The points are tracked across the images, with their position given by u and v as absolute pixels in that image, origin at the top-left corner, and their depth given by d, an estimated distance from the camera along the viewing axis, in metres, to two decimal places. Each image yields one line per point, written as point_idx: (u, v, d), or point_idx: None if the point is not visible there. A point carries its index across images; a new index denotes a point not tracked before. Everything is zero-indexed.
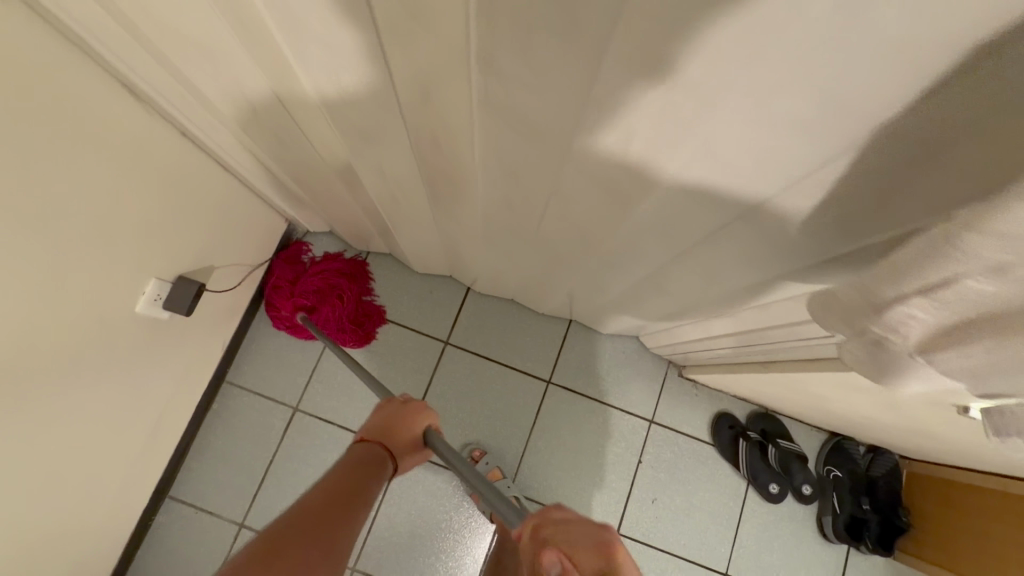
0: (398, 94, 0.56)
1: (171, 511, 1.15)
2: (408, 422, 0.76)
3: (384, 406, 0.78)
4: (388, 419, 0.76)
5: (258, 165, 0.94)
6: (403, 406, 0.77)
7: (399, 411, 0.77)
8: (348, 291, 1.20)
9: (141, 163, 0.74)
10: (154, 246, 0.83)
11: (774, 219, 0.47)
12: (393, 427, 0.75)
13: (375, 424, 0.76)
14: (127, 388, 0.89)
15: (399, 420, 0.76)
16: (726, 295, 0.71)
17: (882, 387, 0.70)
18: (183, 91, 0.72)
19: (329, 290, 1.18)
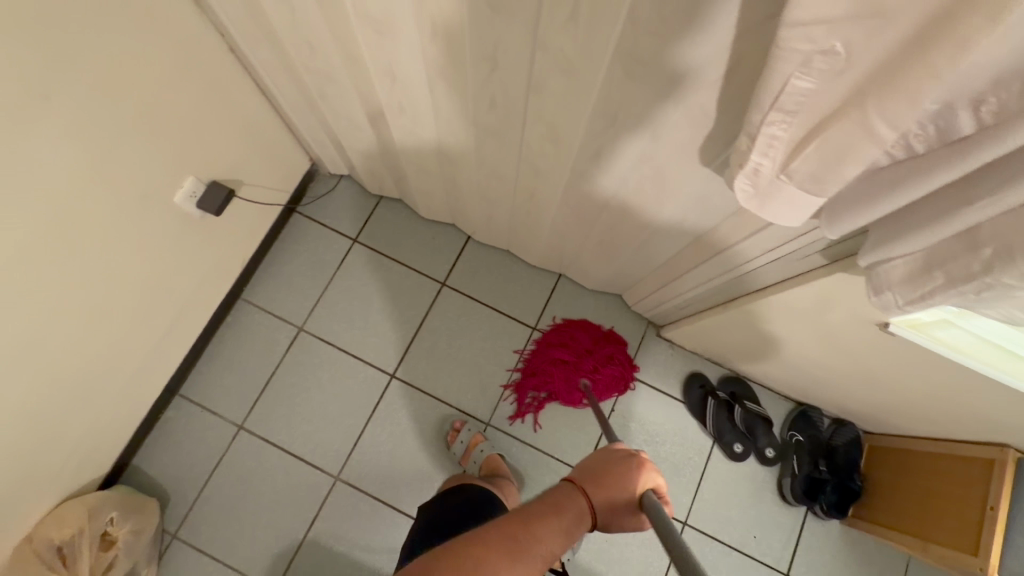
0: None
1: (180, 408, 1.22)
2: (627, 476, 0.65)
3: (606, 451, 0.68)
4: (606, 467, 0.66)
5: (287, 95, 1.05)
6: (634, 462, 0.67)
7: (622, 461, 0.66)
8: (586, 356, 1.26)
9: (191, 65, 0.87)
10: (194, 144, 0.95)
11: (692, 97, 0.55)
12: (609, 475, 0.65)
13: (590, 464, 0.67)
14: (156, 272, 1.00)
15: (619, 475, 0.65)
16: (680, 212, 0.79)
17: (814, 310, 0.79)
18: (226, 7, 0.83)
19: (565, 364, 1.26)
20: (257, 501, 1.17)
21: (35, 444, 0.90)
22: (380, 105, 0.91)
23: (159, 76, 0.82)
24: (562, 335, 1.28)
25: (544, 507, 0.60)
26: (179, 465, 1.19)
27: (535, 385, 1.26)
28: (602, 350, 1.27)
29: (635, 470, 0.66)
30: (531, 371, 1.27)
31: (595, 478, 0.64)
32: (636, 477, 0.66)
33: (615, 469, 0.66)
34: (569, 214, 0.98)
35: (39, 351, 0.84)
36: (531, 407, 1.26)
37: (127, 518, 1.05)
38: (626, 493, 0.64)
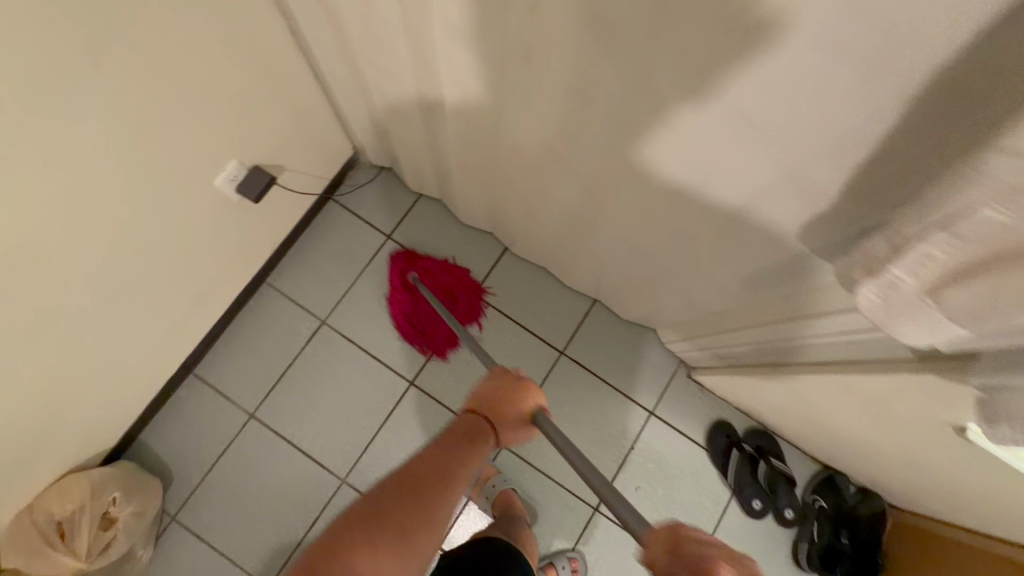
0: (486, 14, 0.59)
1: (192, 388, 1.18)
2: (518, 399, 0.78)
3: (493, 377, 0.80)
4: (498, 394, 0.79)
5: (342, 82, 0.98)
6: (522, 383, 0.79)
7: (511, 386, 0.79)
8: (450, 285, 1.25)
9: (249, 45, 0.81)
10: (241, 127, 0.90)
11: (811, 175, 0.49)
12: (502, 403, 0.78)
13: (484, 395, 0.79)
14: (186, 253, 0.96)
15: (512, 400, 0.78)
16: (753, 274, 0.73)
17: (881, 399, 0.73)
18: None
19: (438, 291, 1.24)
20: (260, 493, 1.15)
21: (45, 416, 0.87)
22: (445, 109, 0.85)
23: (214, 52, 0.76)
24: (430, 262, 1.26)
25: (453, 442, 0.72)
26: (185, 447, 1.16)
27: (422, 327, 1.23)
28: (458, 280, 1.26)
29: (524, 390, 0.79)
30: (402, 294, 1.24)
31: (492, 408, 0.78)
32: (524, 395, 0.79)
33: (508, 395, 0.78)
34: (625, 248, 0.92)
35: (58, 324, 0.80)
36: (444, 344, 1.23)
37: (130, 501, 1.02)
38: (520, 411, 0.78)
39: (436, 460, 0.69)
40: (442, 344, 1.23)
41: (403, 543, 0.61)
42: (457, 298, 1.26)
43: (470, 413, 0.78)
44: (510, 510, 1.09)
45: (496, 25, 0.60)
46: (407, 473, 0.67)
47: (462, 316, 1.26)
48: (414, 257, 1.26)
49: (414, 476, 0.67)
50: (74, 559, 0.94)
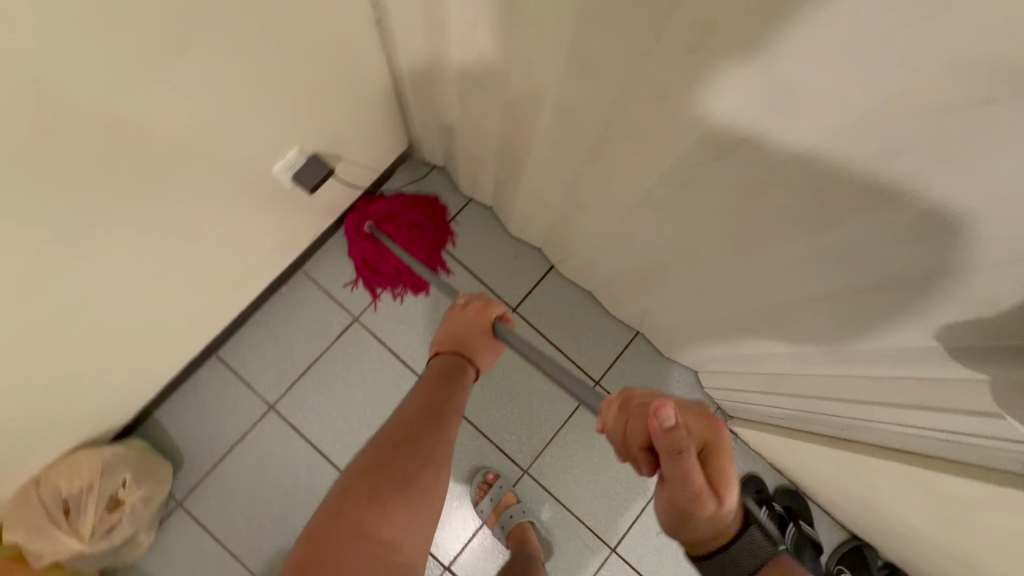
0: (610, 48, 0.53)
1: (214, 371, 1.14)
2: (475, 319, 0.77)
3: (452, 311, 0.79)
4: (461, 322, 0.77)
5: (413, 80, 0.92)
6: (477, 305, 0.79)
7: (466, 312, 0.78)
8: (411, 220, 1.18)
9: (329, 33, 0.75)
10: (306, 116, 0.84)
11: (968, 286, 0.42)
12: (465, 329, 0.77)
13: (449, 330, 0.77)
14: (230, 239, 0.91)
15: (470, 322, 0.77)
16: (844, 354, 0.67)
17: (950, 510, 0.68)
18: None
19: (400, 229, 1.16)
20: (271, 490, 1.10)
21: (55, 399, 0.83)
22: (526, 133, 0.78)
23: (285, 40, 0.69)
24: (386, 201, 1.17)
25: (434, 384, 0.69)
26: (199, 433, 1.11)
27: (389, 273, 1.17)
28: (417, 211, 1.19)
29: (479, 308, 0.78)
30: (361, 244, 1.15)
31: (458, 339, 0.76)
32: (482, 313, 0.78)
33: (469, 317, 0.77)
34: (694, 300, 0.85)
35: (85, 308, 0.75)
36: (415, 285, 1.18)
37: (141, 484, 0.98)
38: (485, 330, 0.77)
39: (423, 404, 0.66)
40: (420, 281, 1.18)
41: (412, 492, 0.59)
42: (425, 230, 1.20)
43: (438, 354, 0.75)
44: (525, 546, 1.06)
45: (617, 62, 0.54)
46: (397, 424, 0.64)
47: (431, 246, 1.21)
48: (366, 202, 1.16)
49: (404, 428, 0.64)
50: (78, 541, 0.91)
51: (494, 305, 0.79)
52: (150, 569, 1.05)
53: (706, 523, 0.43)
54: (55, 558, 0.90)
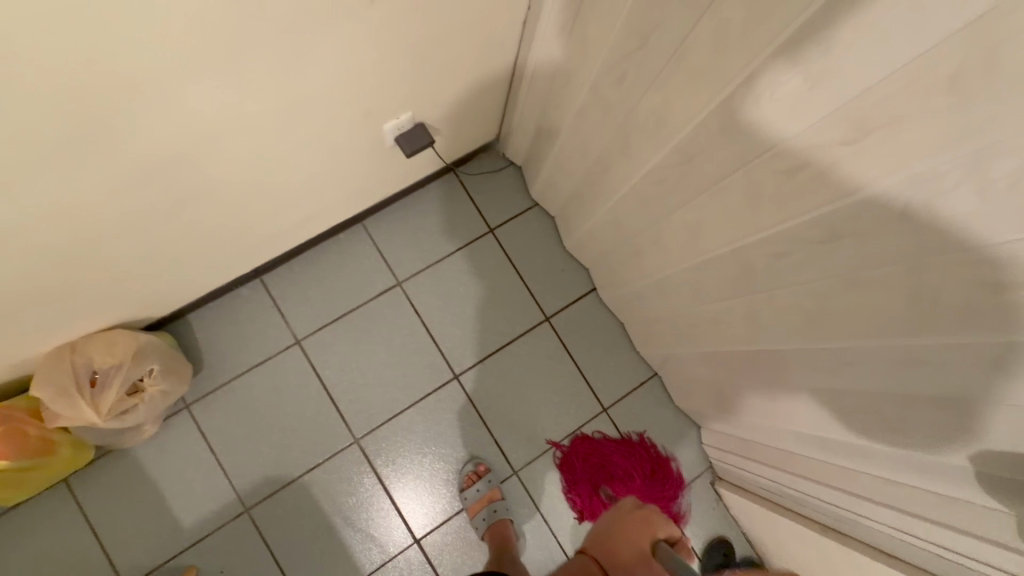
0: (746, 119, 0.58)
1: (255, 292, 1.17)
2: (636, 526, 0.80)
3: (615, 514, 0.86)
4: (621, 529, 0.81)
5: (535, 82, 0.96)
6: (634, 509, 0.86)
7: (630, 514, 0.84)
8: (638, 480, 1.20)
9: (481, 26, 0.80)
10: (429, 89, 0.88)
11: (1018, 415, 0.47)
12: (618, 531, 0.81)
13: (606, 533, 0.81)
14: (318, 177, 0.95)
15: (626, 530, 0.80)
16: (865, 451, 0.71)
17: None
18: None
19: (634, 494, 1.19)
20: (274, 419, 1.13)
21: (120, 275, 0.86)
22: (633, 162, 0.83)
23: (446, 15, 0.73)
24: (624, 460, 1.21)
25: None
26: (226, 345, 1.15)
27: (590, 489, 1.19)
28: (649, 477, 1.21)
29: (637, 517, 0.83)
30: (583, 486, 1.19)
31: (605, 545, 0.79)
32: (643, 523, 0.81)
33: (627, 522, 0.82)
34: (734, 361, 0.89)
35: (182, 204, 0.79)
36: (592, 510, 1.18)
37: (164, 378, 1.01)
38: (634, 549, 0.77)
39: None
40: None
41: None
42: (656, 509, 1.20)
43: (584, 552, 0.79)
44: (502, 543, 1.09)
45: (747, 133, 0.58)
46: None
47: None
48: (648, 452, 1.22)
49: None
50: (94, 415, 0.92)
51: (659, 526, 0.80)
52: (143, 458, 1.08)
53: None
54: (69, 423, 0.93)
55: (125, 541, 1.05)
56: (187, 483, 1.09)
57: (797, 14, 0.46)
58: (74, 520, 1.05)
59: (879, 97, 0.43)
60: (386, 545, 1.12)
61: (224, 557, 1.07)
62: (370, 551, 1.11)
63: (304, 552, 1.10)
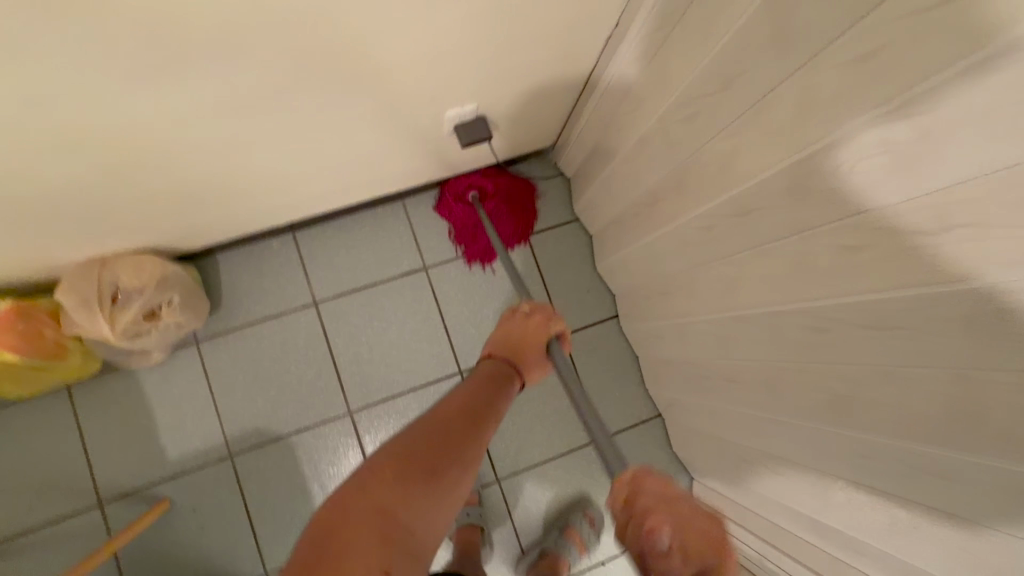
0: (815, 189, 0.55)
1: (285, 246, 1.18)
2: (534, 330, 0.73)
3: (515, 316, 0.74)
4: (521, 333, 0.73)
5: (604, 101, 0.95)
6: (539, 317, 0.74)
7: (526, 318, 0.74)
8: (520, 212, 1.23)
9: (563, 37, 0.79)
10: (498, 86, 0.88)
11: None
12: (521, 338, 0.72)
13: (504, 336, 0.73)
14: (372, 149, 0.95)
15: (527, 331, 0.73)
16: (862, 549, 0.68)
17: None
18: (647, 9, 0.72)
19: (506, 212, 1.22)
20: (276, 373, 1.14)
21: (162, 204, 0.87)
22: (686, 202, 0.81)
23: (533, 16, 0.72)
24: (518, 181, 1.22)
25: (484, 384, 0.65)
26: (246, 291, 1.16)
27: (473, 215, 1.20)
28: (525, 216, 1.24)
29: (538, 321, 0.74)
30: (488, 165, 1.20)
31: (511, 347, 0.72)
32: (540, 325, 0.74)
33: (523, 326, 0.73)
34: (745, 424, 0.86)
35: (235, 148, 0.80)
36: (467, 229, 1.21)
37: (180, 312, 1.03)
38: (534, 347, 0.73)
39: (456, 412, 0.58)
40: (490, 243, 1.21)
41: (433, 483, 0.51)
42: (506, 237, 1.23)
43: (491, 356, 0.71)
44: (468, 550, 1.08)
45: (813, 203, 0.56)
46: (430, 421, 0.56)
47: (473, 236, 1.22)
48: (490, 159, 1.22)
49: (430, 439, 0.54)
50: (108, 330, 0.94)
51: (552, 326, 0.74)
52: (145, 383, 1.10)
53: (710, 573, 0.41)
54: (82, 333, 0.95)
55: (110, 459, 1.07)
56: (180, 417, 1.10)
57: (893, 101, 0.44)
58: (69, 428, 1.07)
59: (964, 198, 0.41)
60: None
61: (199, 497, 1.09)
62: None
63: (277, 509, 1.10)
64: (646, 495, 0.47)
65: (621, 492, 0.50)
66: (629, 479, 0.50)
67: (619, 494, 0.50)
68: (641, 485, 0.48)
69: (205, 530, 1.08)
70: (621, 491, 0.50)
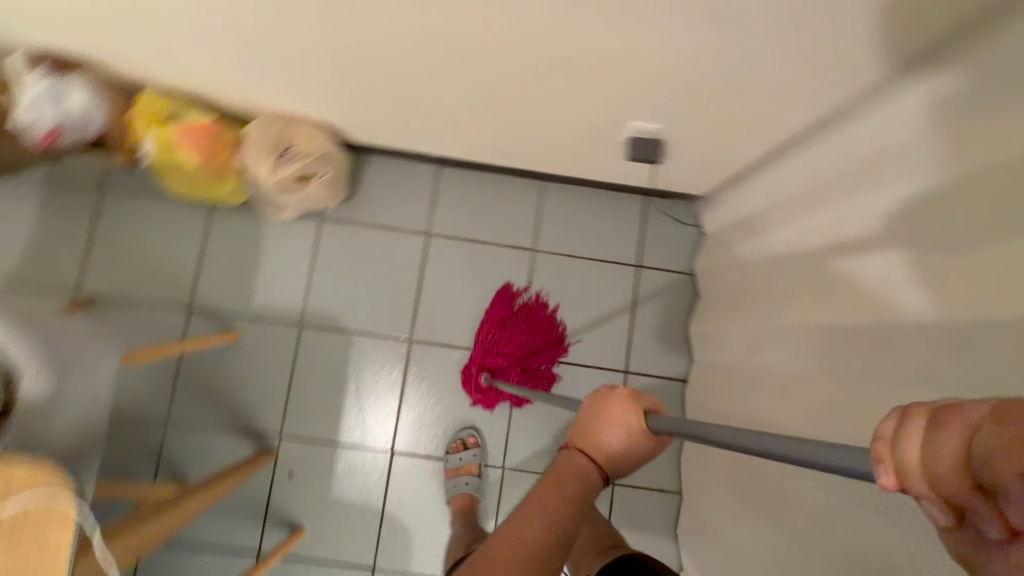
0: (968, 352, 0.51)
1: (428, 174, 1.26)
2: (618, 413, 0.56)
3: (597, 400, 0.58)
4: (602, 417, 0.56)
5: (784, 176, 0.91)
6: (621, 397, 0.56)
7: (607, 399, 0.57)
8: (538, 356, 1.20)
9: (780, 97, 0.78)
10: (690, 118, 0.88)
11: None
12: (602, 425, 0.56)
13: (584, 422, 0.58)
14: (545, 126, 0.99)
15: (608, 417, 0.56)
16: None
17: None
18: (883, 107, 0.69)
19: (526, 361, 1.19)
20: (367, 277, 1.23)
21: (359, 94, 0.96)
22: (822, 306, 0.77)
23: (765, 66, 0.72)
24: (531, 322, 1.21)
25: (558, 495, 0.51)
26: (378, 196, 1.25)
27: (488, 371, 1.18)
28: (546, 356, 1.21)
29: (624, 401, 0.56)
30: (486, 329, 1.20)
31: (589, 438, 0.56)
32: (629, 407, 0.56)
33: (606, 410, 0.57)
34: (766, 544, 0.82)
35: (440, 73, 0.86)
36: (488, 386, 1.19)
37: (326, 187, 1.13)
38: (620, 436, 0.55)
39: (510, 550, 0.46)
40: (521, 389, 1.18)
41: None
42: (530, 380, 1.20)
43: (565, 451, 0.56)
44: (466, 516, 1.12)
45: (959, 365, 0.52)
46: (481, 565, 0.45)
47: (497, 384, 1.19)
48: (493, 311, 1.21)
49: None
50: (267, 173, 1.05)
51: (642, 402, 0.56)
52: (266, 231, 1.23)
53: None
54: (246, 167, 1.07)
55: (212, 278, 1.21)
56: (279, 274, 1.22)
57: None
58: (194, 237, 1.21)
59: None
60: (368, 436, 1.19)
61: (260, 346, 1.20)
62: (354, 430, 1.18)
63: (314, 388, 1.19)
64: (978, 417, 0.23)
65: (920, 453, 0.24)
66: (887, 419, 0.26)
67: (917, 455, 0.24)
68: (922, 415, 0.25)
69: (252, 374, 1.19)
70: (948, 466, 0.23)
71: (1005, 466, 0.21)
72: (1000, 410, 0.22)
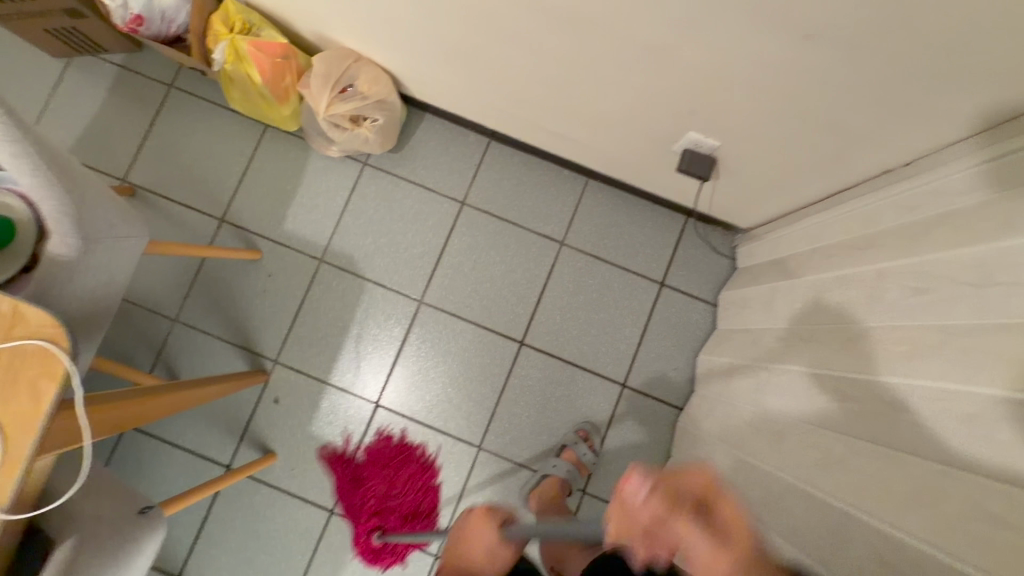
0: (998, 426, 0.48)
1: (477, 144, 1.27)
2: (477, 532, 0.76)
3: (463, 520, 0.81)
4: (466, 540, 0.76)
5: (834, 222, 0.88)
6: (477, 516, 0.78)
7: (468, 522, 0.79)
8: (410, 494, 1.17)
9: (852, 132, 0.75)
10: (752, 138, 0.85)
11: None
12: (467, 545, 0.75)
13: (455, 542, 0.78)
14: (605, 119, 0.98)
15: (470, 538, 0.76)
16: None
17: None
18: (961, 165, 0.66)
19: (406, 507, 1.16)
20: (395, 230, 1.24)
21: (432, 46, 0.97)
22: (842, 356, 0.74)
23: (842, 97, 0.70)
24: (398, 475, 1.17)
25: None
26: (424, 154, 1.26)
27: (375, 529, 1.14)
28: (420, 488, 1.17)
29: (478, 518, 0.78)
30: (350, 492, 1.17)
31: (457, 557, 0.75)
32: (481, 522, 0.78)
33: (470, 530, 0.77)
34: None
35: (515, 41, 0.86)
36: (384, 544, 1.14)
37: (376, 133, 1.14)
38: (479, 547, 0.74)
39: None
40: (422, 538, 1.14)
41: None
42: (425, 518, 1.16)
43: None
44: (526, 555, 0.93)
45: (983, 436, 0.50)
46: None
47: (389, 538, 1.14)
48: (355, 474, 1.17)
49: None
50: (324, 106, 1.06)
51: (492, 515, 0.79)
52: (310, 162, 1.25)
53: (686, 492, 0.46)
54: (306, 97, 1.08)
55: (250, 195, 1.24)
56: (313, 206, 1.24)
57: None
58: (242, 151, 1.25)
59: None
60: (358, 382, 1.20)
61: (278, 270, 1.22)
62: (346, 372, 1.20)
63: (319, 323, 1.21)
64: (624, 498, 0.46)
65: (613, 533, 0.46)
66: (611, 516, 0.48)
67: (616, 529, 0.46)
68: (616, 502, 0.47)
69: (264, 295, 1.22)
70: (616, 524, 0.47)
71: (626, 515, 0.46)
72: (625, 489, 0.46)
